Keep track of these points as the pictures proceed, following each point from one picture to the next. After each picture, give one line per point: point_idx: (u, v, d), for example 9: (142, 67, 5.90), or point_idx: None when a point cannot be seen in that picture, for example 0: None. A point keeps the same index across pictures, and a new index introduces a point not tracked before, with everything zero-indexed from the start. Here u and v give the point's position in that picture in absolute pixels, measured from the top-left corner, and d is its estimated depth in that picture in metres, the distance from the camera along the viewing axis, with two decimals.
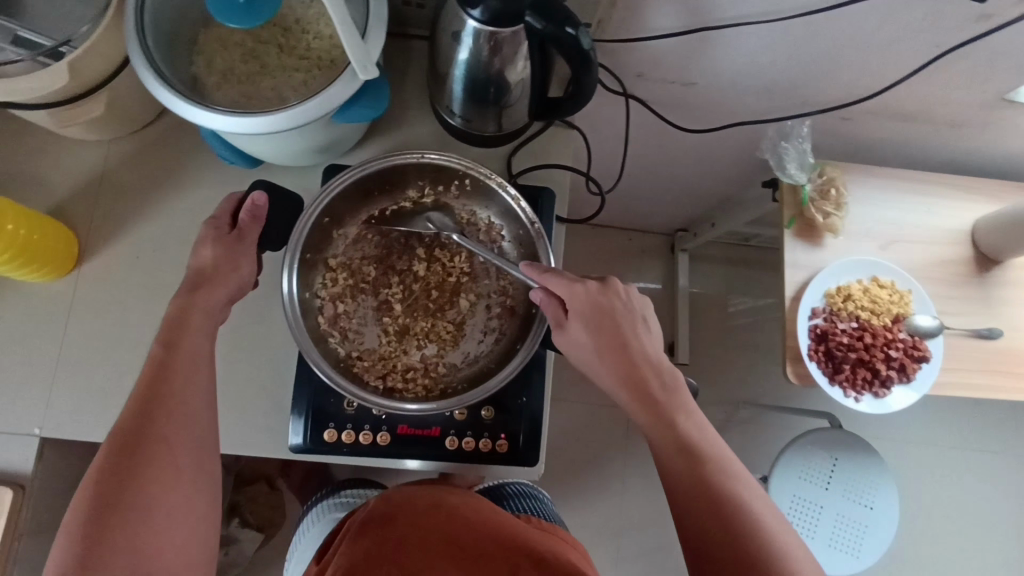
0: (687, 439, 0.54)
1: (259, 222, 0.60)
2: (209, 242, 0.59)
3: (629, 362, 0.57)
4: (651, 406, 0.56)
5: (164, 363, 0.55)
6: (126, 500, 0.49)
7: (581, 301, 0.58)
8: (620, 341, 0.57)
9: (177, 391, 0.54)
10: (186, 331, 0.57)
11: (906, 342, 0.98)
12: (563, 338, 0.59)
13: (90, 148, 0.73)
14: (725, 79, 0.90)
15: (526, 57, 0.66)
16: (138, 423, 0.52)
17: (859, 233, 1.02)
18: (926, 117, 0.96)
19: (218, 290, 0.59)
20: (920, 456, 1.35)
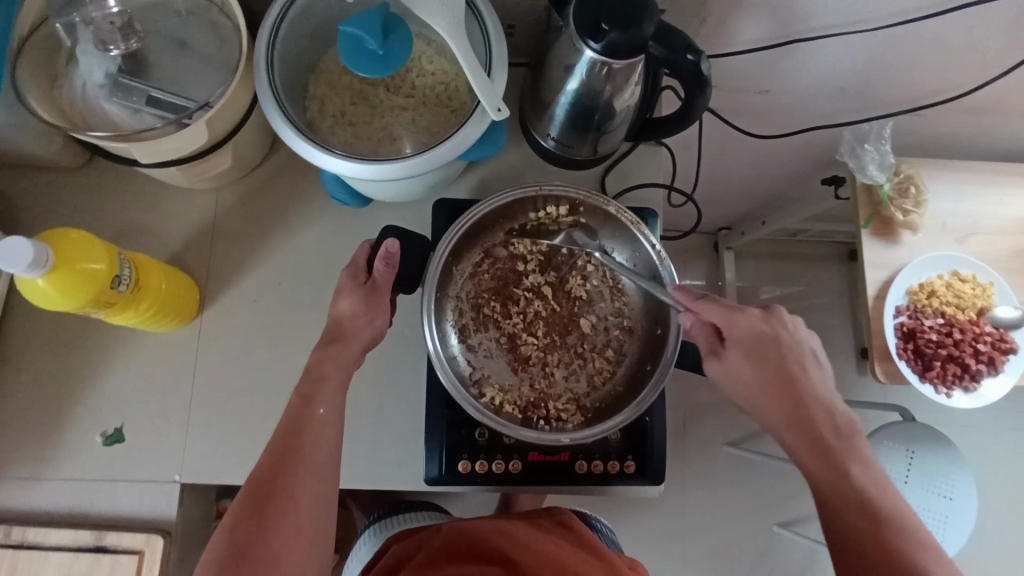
0: (861, 492, 0.51)
1: (392, 269, 0.61)
2: (347, 294, 0.60)
3: (793, 396, 0.56)
4: (823, 452, 0.53)
5: (298, 418, 0.55)
6: (252, 555, 0.47)
7: (739, 328, 0.58)
8: (781, 369, 0.56)
9: (308, 446, 0.53)
10: (321, 387, 0.56)
11: (992, 335, 0.99)
12: (719, 365, 0.59)
13: (200, 196, 0.74)
14: (802, 85, 0.91)
15: (636, 85, 0.66)
16: (273, 474, 0.51)
17: (936, 227, 1.02)
18: (1001, 110, 0.96)
19: (354, 343, 0.60)
20: (995, 443, 1.34)
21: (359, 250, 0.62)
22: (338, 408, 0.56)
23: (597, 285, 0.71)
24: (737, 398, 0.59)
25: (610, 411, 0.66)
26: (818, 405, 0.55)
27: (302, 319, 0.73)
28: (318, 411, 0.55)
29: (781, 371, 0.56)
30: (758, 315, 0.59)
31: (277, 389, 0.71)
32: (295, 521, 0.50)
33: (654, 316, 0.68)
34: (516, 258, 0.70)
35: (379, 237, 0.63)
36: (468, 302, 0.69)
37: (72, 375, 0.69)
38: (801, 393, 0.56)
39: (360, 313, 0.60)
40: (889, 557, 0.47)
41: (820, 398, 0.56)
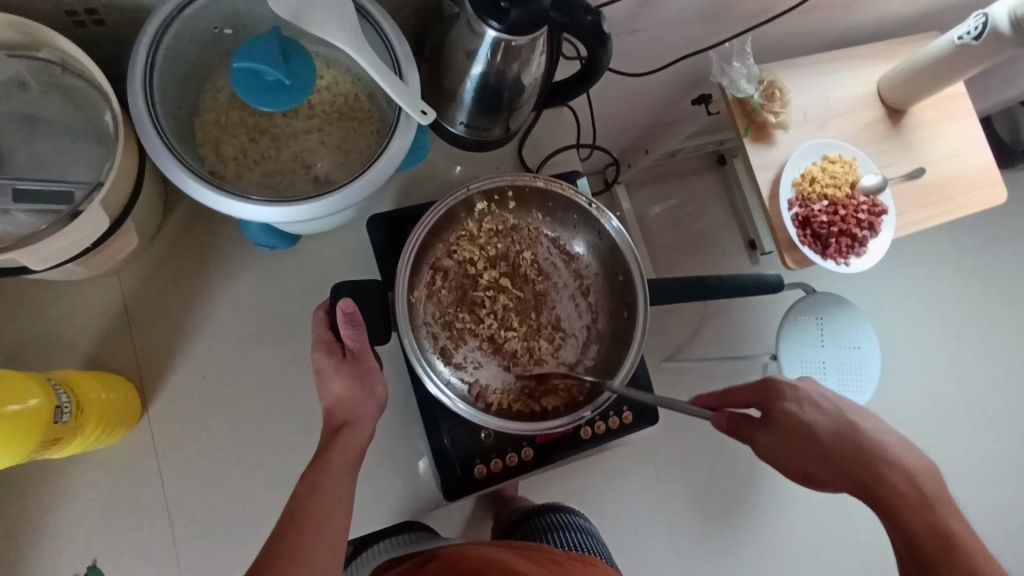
0: (950, 532, 0.51)
1: (360, 329, 0.57)
2: (333, 374, 0.57)
3: (852, 460, 0.55)
4: (903, 502, 0.53)
5: (301, 503, 0.52)
6: None
7: (764, 399, 0.59)
8: (830, 429, 0.56)
9: (306, 539, 0.50)
10: (327, 470, 0.54)
11: (867, 204, 1.12)
12: (772, 439, 0.57)
13: (98, 285, 0.64)
14: (667, 19, 0.95)
15: (540, 57, 0.65)
16: (268, 569, 0.48)
17: (800, 121, 1.13)
18: (828, 5, 1.07)
19: (357, 417, 0.57)
20: (877, 291, 1.55)
21: (318, 317, 0.59)
22: (348, 491, 0.54)
23: (548, 259, 0.72)
24: (793, 475, 0.56)
25: (606, 367, 0.69)
26: (888, 460, 0.54)
27: (262, 381, 0.67)
28: (321, 499, 0.52)
29: (843, 437, 0.56)
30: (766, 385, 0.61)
31: (260, 462, 0.66)
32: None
33: (611, 266, 0.70)
34: (466, 263, 0.69)
35: (331, 298, 0.59)
36: (437, 322, 0.67)
37: (14, 530, 0.60)
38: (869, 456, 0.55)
39: (355, 389, 0.57)
40: None
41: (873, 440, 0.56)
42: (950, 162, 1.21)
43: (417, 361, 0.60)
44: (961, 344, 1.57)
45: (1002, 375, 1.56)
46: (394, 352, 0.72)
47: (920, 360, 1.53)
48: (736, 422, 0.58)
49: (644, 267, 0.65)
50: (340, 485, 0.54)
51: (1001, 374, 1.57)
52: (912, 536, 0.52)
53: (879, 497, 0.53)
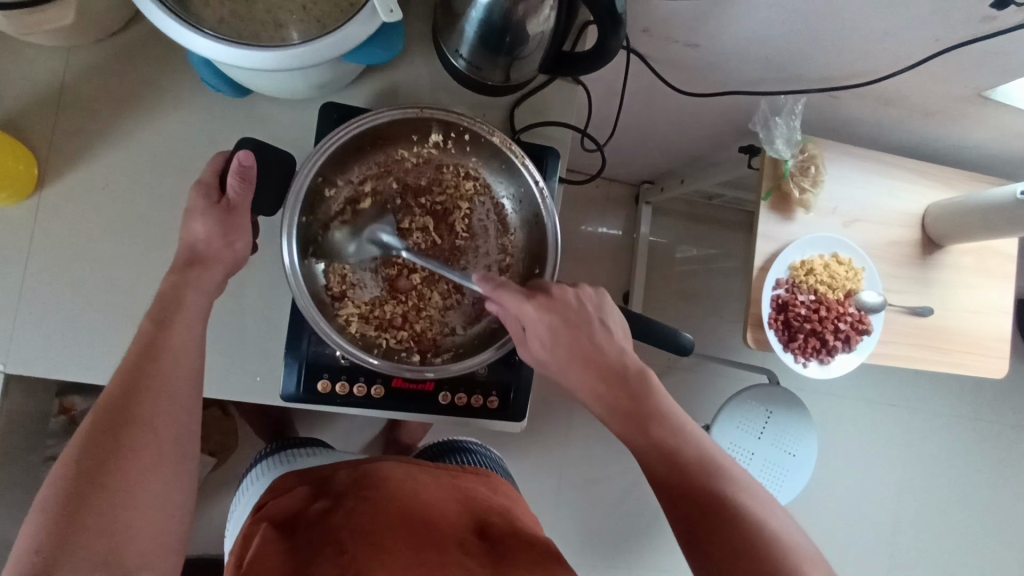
0: (666, 447, 0.54)
1: (250, 185, 0.56)
2: (199, 215, 0.56)
3: (598, 372, 0.56)
4: (634, 420, 0.55)
5: (152, 339, 0.52)
6: (111, 481, 0.46)
7: (532, 313, 0.57)
8: (581, 351, 0.57)
9: (163, 375, 0.51)
10: (178, 311, 0.53)
11: (853, 316, 1.06)
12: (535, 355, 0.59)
13: (46, 55, 0.64)
14: (728, 47, 0.89)
15: (552, 6, 0.62)
16: (125, 401, 0.49)
17: (827, 210, 1.07)
18: (906, 104, 0.99)
19: (194, 268, 0.56)
20: (840, 411, 1.49)
21: (213, 162, 0.58)
22: (199, 330, 0.55)
23: (481, 220, 0.68)
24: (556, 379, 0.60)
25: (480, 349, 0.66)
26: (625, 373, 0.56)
27: (158, 211, 0.66)
28: (176, 338, 0.53)
29: (587, 355, 0.57)
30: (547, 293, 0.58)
31: (126, 285, 0.65)
32: (148, 445, 0.48)
33: (534, 256, 0.66)
34: (399, 185, 0.66)
35: (235, 149, 0.58)
36: (342, 226, 0.65)
37: None
38: (602, 372, 0.56)
39: (217, 235, 0.56)
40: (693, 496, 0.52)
41: (624, 360, 0.57)
42: (963, 317, 1.13)
43: (291, 249, 0.59)
44: (895, 499, 1.51)
45: (916, 543, 1.52)
46: None
47: (846, 494, 1.49)
48: (511, 325, 0.61)
49: (558, 273, 0.62)
50: (189, 325, 0.54)
51: (916, 543, 1.52)
52: (652, 466, 0.54)
53: (620, 414, 0.56)
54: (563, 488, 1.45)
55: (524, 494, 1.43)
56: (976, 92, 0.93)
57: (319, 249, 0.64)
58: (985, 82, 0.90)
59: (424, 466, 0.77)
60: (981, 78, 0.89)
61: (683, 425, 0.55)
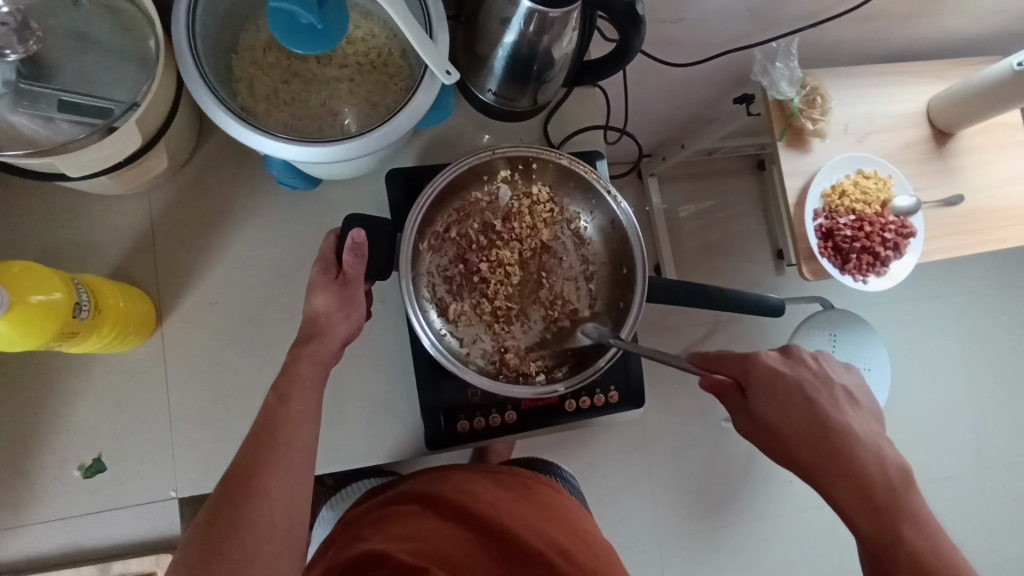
0: (887, 507, 0.55)
1: (361, 259, 0.60)
2: (320, 289, 0.60)
3: (821, 437, 0.59)
4: (851, 478, 0.57)
5: (275, 415, 0.54)
6: (229, 548, 0.47)
7: (759, 372, 0.62)
8: (800, 412, 0.60)
9: (279, 445, 0.52)
10: (296, 383, 0.56)
11: (895, 224, 1.10)
12: (750, 416, 0.62)
13: (130, 201, 0.68)
14: (713, 12, 0.94)
15: (572, 33, 0.66)
16: (245, 471, 0.51)
17: (840, 132, 1.11)
18: (884, 15, 1.04)
19: (334, 345, 0.60)
20: (896, 316, 1.53)
21: (325, 241, 0.62)
22: (315, 403, 0.57)
23: (559, 237, 0.73)
24: (768, 448, 0.61)
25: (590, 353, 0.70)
26: (851, 449, 0.58)
27: (270, 312, 0.71)
28: (292, 412, 0.54)
29: (813, 418, 0.60)
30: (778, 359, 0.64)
31: (260, 388, 0.70)
32: (266, 517, 0.49)
33: (618, 258, 0.71)
34: (481, 226, 0.71)
35: (343, 226, 0.62)
36: (441, 273, 0.70)
37: (36, 414, 0.65)
38: (834, 448, 0.58)
39: (335, 309, 0.60)
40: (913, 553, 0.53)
41: (853, 431, 0.59)
42: (992, 194, 1.18)
43: (410, 305, 0.63)
44: (971, 383, 1.55)
45: (1004, 418, 1.56)
46: (398, 304, 0.74)
47: (925, 392, 1.52)
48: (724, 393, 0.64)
49: (649, 265, 0.65)
50: (308, 396, 0.56)
51: (1003, 417, 1.56)
52: (859, 523, 0.56)
53: (845, 484, 0.57)
54: (660, 464, 1.50)
55: (625, 480, 1.47)
56: None
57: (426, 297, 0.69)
58: None
59: (499, 476, 0.78)
60: None
61: (926, 519, 0.55)
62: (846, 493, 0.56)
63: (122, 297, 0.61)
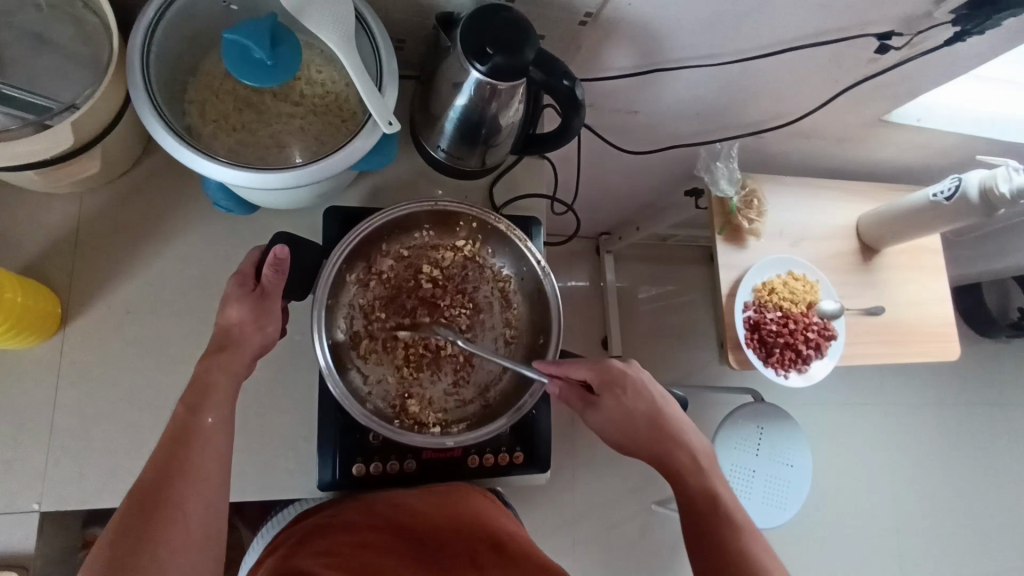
0: (705, 484, 0.63)
1: (281, 275, 0.60)
2: (234, 301, 0.60)
3: (655, 430, 0.66)
4: (677, 460, 0.65)
5: (188, 425, 0.53)
6: (141, 563, 0.44)
7: (604, 373, 0.67)
8: (642, 418, 0.66)
9: (194, 457, 0.51)
10: (211, 395, 0.55)
11: (819, 325, 1.15)
12: (600, 414, 0.67)
13: (60, 201, 0.68)
14: (665, 108, 1.01)
15: (520, 101, 0.70)
16: (158, 484, 0.49)
17: (775, 234, 1.18)
18: (821, 135, 1.14)
19: (244, 353, 0.60)
20: (822, 415, 1.58)
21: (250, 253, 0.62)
22: (229, 413, 0.55)
23: (487, 296, 0.75)
24: (617, 442, 0.67)
25: (494, 416, 0.70)
26: (682, 439, 0.66)
27: (180, 329, 0.70)
28: (213, 421, 0.53)
29: (651, 413, 0.66)
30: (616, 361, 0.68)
31: (156, 405, 0.68)
32: (181, 530, 0.47)
33: (538, 326, 0.73)
34: (411, 269, 0.73)
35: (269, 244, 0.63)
36: (362, 311, 0.70)
37: None
38: (667, 437, 0.66)
39: (250, 320, 0.60)
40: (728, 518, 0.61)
41: (677, 422, 0.67)
42: (911, 310, 1.25)
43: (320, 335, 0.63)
44: (890, 492, 1.59)
45: (919, 531, 1.59)
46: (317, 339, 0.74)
47: (845, 495, 1.55)
48: (572, 397, 0.68)
49: (561, 340, 0.69)
50: (221, 404, 0.55)
51: (918, 530, 1.59)
52: (689, 497, 0.64)
53: (671, 469, 0.65)
54: (581, 540, 1.46)
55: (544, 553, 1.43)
56: (877, 118, 1.08)
57: (342, 329, 0.69)
58: (881, 109, 1.05)
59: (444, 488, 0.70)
60: (877, 107, 1.04)
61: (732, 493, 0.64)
62: (680, 474, 0.65)
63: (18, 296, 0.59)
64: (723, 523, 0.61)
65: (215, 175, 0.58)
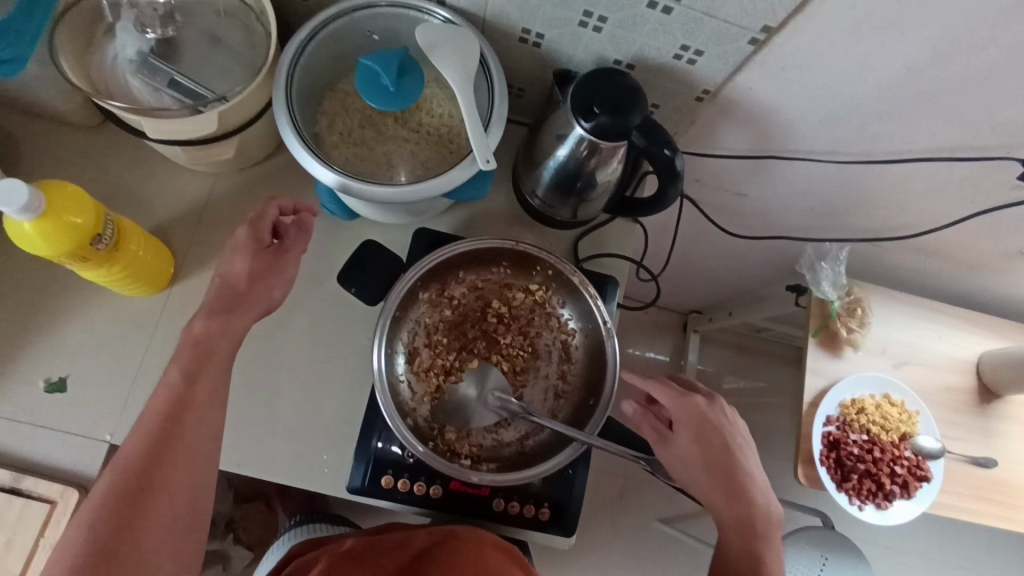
0: (755, 542, 0.65)
1: (303, 235, 0.68)
2: (246, 252, 0.65)
3: (725, 478, 0.67)
4: (733, 514, 0.66)
5: (181, 401, 0.58)
6: (123, 545, 0.52)
7: (683, 411, 0.68)
8: (722, 456, 0.67)
9: (183, 438, 0.57)
10: (206, 367, 0.60)
11: (910, 460, 1.04)
12: (670, 449, 0.69)
13: (200, 177, 0.78)
14: (776, 196, 0.97)
15: (620, 161, 0.71)
16: (146, 463, 0.55)
17: (876, 350, 1.08)
18: (949, 256, 1.04)
19: (250, 312, 0.65)
20: (901, 566, 1.39)
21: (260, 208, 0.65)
22: (223, 387, 0.61)
23: (547, 344, 0.75)
24: (682, 478, 0.69)
25: (526, 465, 0.69)
26: (752, 496, 0.67)
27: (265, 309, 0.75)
28: (200, 396, 0.59)
29: (729, 461, 0.67)
30: (704, 402, 0.69)
31: None
32: (165, 512, 0.55)
33: (591, 387, 0.72)
34: (480, 300, 0.75)
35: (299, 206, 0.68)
36: (425, 329, 0.73)
37: (35, 319, 0.71)
38: (738, 487, 0.67)
39: (261, 275, 0.65)
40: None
41: (753, 476, 0.68)
42: None
43: (379, 343, 0.66)
44: None
45: None
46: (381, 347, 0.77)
47: None
48: (650, 424, 0.70)
49: (611, 406, 0.67)
50: (217, 376, 0.61)
51: None
52: (733, 554, 0.66)
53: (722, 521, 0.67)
54: None
55: None
56: (1019, 251, 0.97)
57: (402, 342, 0.71)
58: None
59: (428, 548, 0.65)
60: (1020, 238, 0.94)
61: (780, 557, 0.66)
62: (734, 525, 0.66)
63: (134, 249, 0.64)
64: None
65: (324, 178, 0.64)
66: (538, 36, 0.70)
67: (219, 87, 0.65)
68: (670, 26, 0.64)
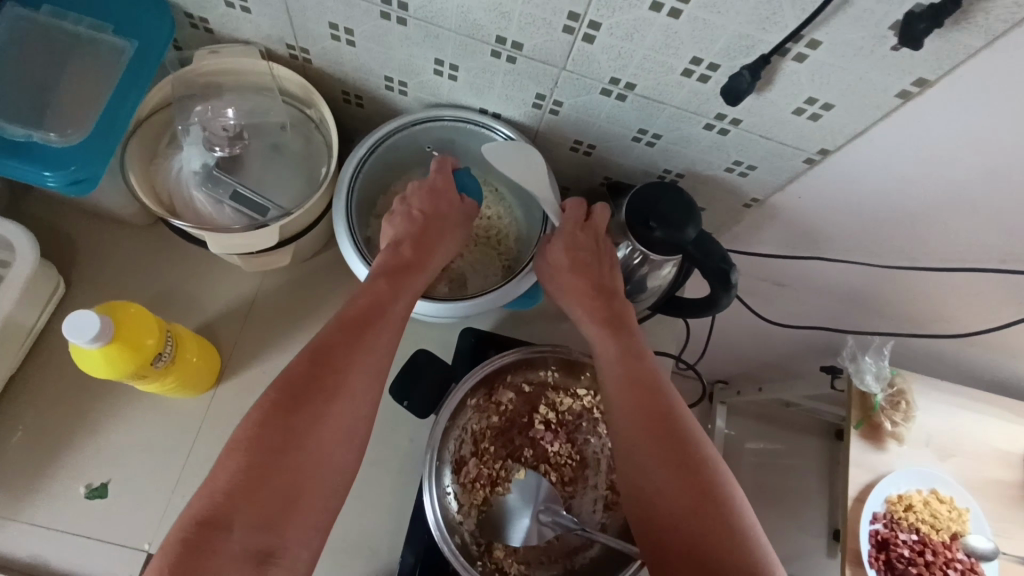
0: (646, 367, 0.59)
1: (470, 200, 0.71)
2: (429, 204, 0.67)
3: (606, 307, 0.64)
4: (626, 343, 0.61)
5: (365, 312, 0.57)
6: (299, 438, 0.49)
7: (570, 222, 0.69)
8: (611, 337, 0.62)
9: (371, 346, 0.55)
10: (397, 287, 0.61)
11: (963, 562, 1.01)
12: (550, 258, 0.68)
13: (249, 274, 0.78)
14: (817, 287, 0.96)
15: (671, 266, 0.70)
16: (325, 364, 0.53)
17: (921, 442, 1.04)
18: (994, 347, 1.02)
19: (433, 252, 0.66)
20: None
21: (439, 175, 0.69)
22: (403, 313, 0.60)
23: (595, 452, 0.73)
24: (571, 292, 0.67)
25: None
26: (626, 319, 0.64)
27: None
28: (392, 317, 0.58)
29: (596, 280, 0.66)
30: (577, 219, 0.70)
31: None
32: (339, 417, 0.52)
33: None
34: (527, 405, 0.74)
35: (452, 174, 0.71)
36: (472, 436, 0.72)
37: (84, 419, 0.71)
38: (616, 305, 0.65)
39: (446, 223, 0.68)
40: (634, 405, 0.57)
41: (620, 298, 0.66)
42: None
43: (428, 457, 0.65)
44: None
45: None
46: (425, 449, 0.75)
47: None
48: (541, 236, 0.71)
49: None
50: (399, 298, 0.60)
51: None
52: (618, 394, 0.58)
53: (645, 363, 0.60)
54: None
55: None
56: None
57: (450, 451, 0.70)
58: None
59: None
60: None
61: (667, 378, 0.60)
62: (614, 357, 0.61)
63: (189, 362, 0.65)
64: (656, 430, 0.54)
65: None
66: (589, 146, 0.71)
67: (279, 197, 0.67)
68: (725, 144, 0.65)
